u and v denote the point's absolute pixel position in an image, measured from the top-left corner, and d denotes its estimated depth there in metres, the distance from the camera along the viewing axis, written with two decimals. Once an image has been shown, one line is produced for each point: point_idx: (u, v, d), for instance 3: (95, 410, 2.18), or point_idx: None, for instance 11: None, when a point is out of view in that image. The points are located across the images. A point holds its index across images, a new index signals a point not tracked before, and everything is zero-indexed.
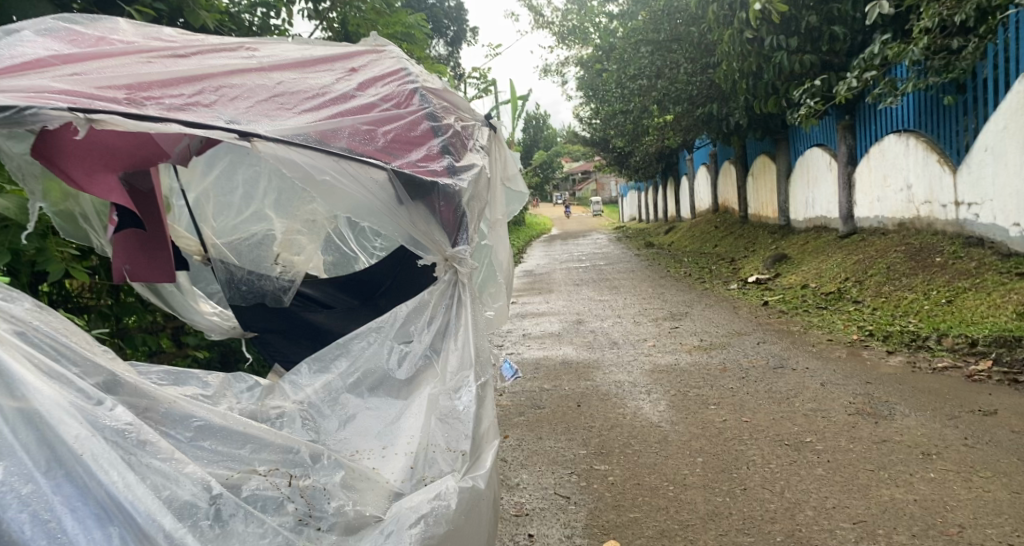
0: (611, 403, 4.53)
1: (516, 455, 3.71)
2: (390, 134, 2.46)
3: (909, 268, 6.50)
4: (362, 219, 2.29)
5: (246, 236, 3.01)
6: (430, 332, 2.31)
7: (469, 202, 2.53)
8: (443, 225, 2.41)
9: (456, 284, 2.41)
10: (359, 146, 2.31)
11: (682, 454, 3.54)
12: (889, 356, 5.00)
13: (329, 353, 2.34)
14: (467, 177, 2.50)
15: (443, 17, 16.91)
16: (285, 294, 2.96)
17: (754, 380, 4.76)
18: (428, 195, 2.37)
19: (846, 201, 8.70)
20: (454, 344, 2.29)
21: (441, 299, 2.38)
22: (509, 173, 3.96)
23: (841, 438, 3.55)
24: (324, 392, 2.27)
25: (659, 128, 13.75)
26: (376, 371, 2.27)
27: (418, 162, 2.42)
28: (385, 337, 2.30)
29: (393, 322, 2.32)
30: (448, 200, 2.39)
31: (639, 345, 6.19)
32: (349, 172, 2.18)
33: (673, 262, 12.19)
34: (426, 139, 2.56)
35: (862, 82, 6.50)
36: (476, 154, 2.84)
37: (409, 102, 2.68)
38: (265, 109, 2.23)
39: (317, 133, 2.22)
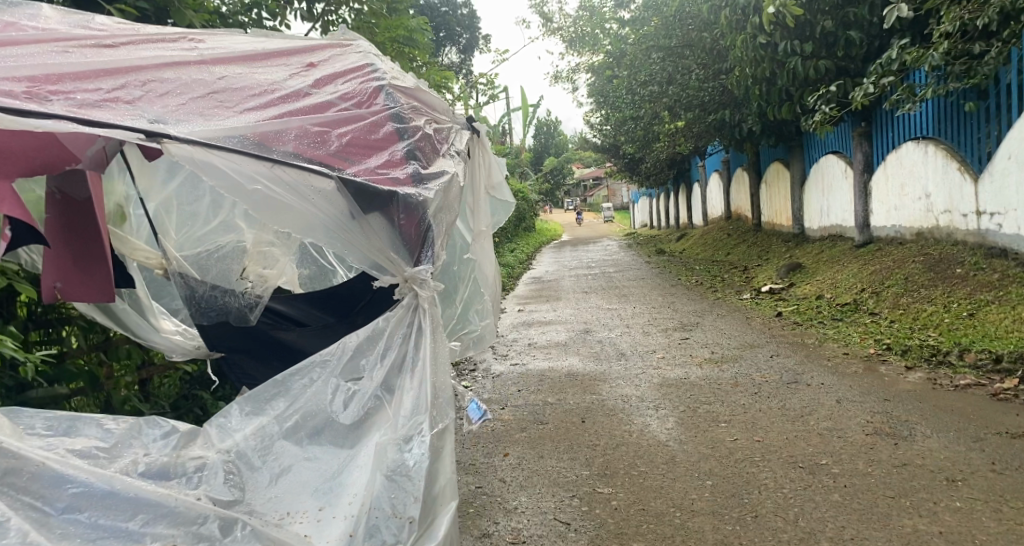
0: (617, 419, 4.35)
1: (516, 475, 3.54)
2: (346, 137, 2.32)
3: (928, 280, 6.29)
4: (305, 235, 2.15)
5: (212, 248, 2.74)
6: (383, 368, 2.15)
7: (437, 214, 2.34)
8: (401, 241, 2.23)
9: (415, 309, 2.23)
10: (308, 150, 2.17)
11: (690, 477, 3.35)
12: (908, 372, 4.79)
13: (267, 390, 2.13)
14: (433, 186, 2.34)
15: (455, 25, 16.86)
16: (251, 312, 2.64)
17: (767, 396, 4.56)
18: (387, 206, 2.18)
19: (861, 210, 8.47)
20: (410, 383, 2.13)
21: (398, 328, 2.21)
22: (494, 182, 3.85)
23: (859, 461, 3.35)
24: (257, 436, 2.06)
25: (670, 134, 13.58)
26: (320, 411, 2.09)
27: (378, 169, 2.27)
28: (330, 373, 2.13)
29: (340, 355, 2.15)
30: (409, 212, 2.21)
31: (648, 357, 6.01)
32: (284, 182, 2.04)
33: (685, 270, 12.00)
34: (388, 143, 2.43)
35: (878, 89, 6.31)
36: (448, 159, 2.73)
37: (374, 101, 2.58)
38: (198, 107, 2.12)
39: (257, 135, 2.09)
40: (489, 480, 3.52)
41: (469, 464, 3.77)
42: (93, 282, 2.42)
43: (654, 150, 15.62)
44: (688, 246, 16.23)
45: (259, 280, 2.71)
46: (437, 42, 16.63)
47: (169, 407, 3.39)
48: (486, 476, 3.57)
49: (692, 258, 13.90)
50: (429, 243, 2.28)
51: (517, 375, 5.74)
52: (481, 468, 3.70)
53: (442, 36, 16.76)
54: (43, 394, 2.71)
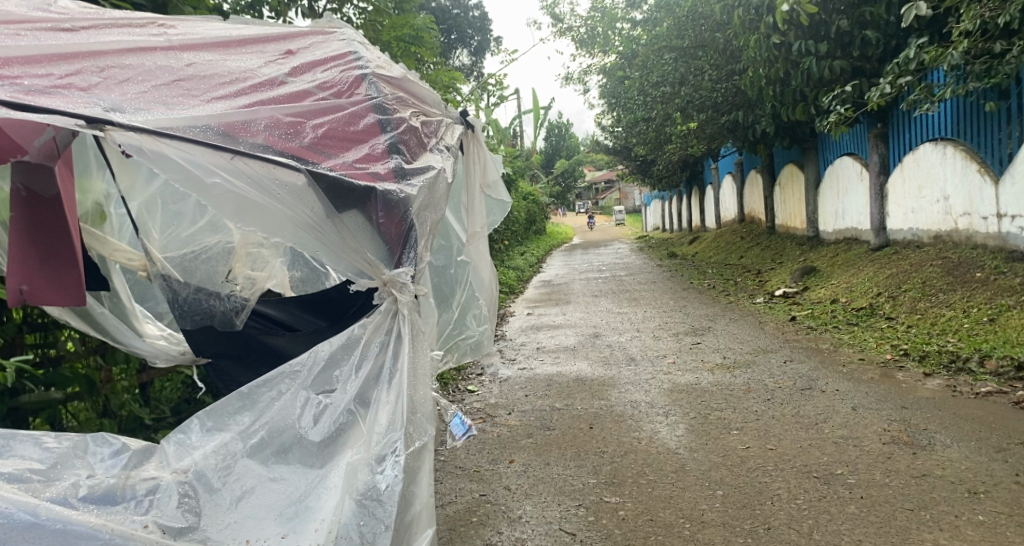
0: (625, 425, 4.25)
1: (520, 483, 3.45)
2: (324, 129, 2.26)
3: (947, 284, 6.14)
4: (272, 230, 2.07)
5: (199, 249, 2.62)
6: (358, 380, 2.06)
7: (421, 212, 2.26)
8: (379, 241, 2.16)
9: (393, 313, 2.14)
10: (279, 141, 2.10)
11: (700, 486, 3.25)
12: (926, 378, 4.65)
13: (230, 403, 2.05)
14: (416, 181, 2.28)
15: (467, 27, 16.83)
16: (238, 317, 2.54)
17: (780, 403, 4.45)
18: (364, 202, 2.11)
19: (877, 213, 8.31)
20: (387, 396, 2.04)
21: (376, 335, 2.13)
22: (489, 180, 3.76)
23: (876, 471, 3.22)
24: (219, 455, 1.98)
25: (682, 136, 13.44)
26: (288, 425, 2.00)
27: (355, 164, 2.20)
28: (301, 384, 2.05)
29: (312, 367, 2.07)
30: (389, 210, 2.14)
31: (658, 362, 5.90)
32: (246, 174, 1.96)
33: (697, 274, 11.87)
34: (370, 137, 2.37)
35: (895, 89, 6.16)
36: (434, 153, 2.67)
37: (355, 90, 2.52)
38: (161, 95, 2.05)
39: (224, 125, 2.02)
40: (494, 488, 3.44)
41: (473, 471, 3.69)
42: (60, 284, 2.29)
43: (666, 152, 15.48)
44: (700, 249, 16.08)
45: (248, 283, 2.62)
46: (448, 44, 16.59)
47: (168, 410, 3.34)
48: (491, 484, 3.48)
49: (705, 261, 13.76)
50: (412, 243, 2.18)
51: (525, 379, 5.66)
52: (486, 475, 3.62)
53: (453, 38, 16.74)
54: (37, 398, 2.65)
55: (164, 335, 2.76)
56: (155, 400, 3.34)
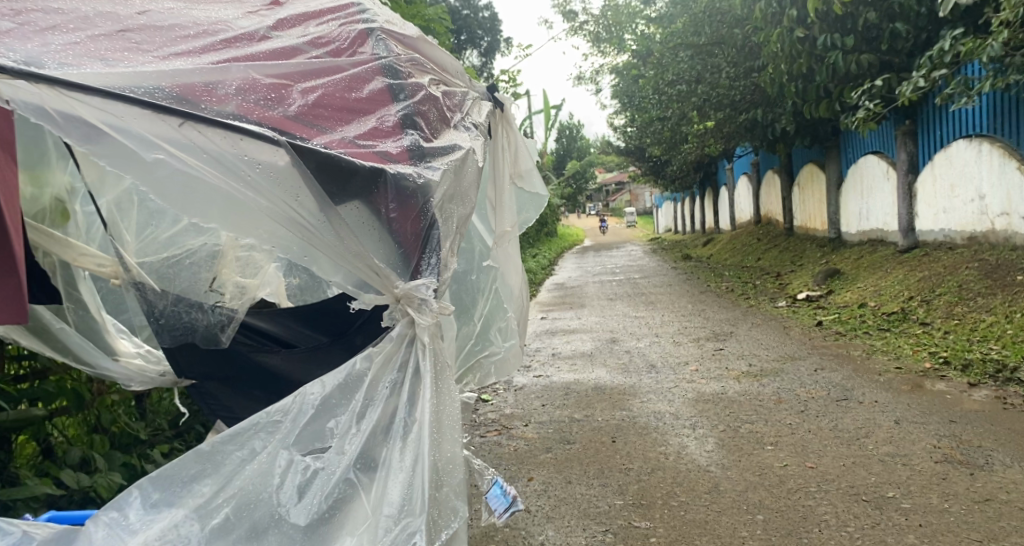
0: (650, 439, 4.00)
1: (541, 505, 3.20)
2: (317, 94, 2.03)
3: (987, 288, 5.85)
4: (238, 226, 1.74)
5: (181, 254, 2.33)
6: (360, 436, 1.72)
7: (442, 204, 2.03)
8: (382, 238, 1.89)
9: (410, 334, 1.83)
10: (256, 108, 1.82)
11: (738, 510, 2.99)
12: (972, 389, 4.39)
13: (188, 466, 1.66)
14: (437, 163, 2.07)
15: (477, 27, 16.63)
16: (222, 333, 2.20)
17: (815, 415, 4.18)
18: (372, 193, 1.86)
19: (905, 213, 7.97)
20: (399, 461, 1.71)
21: (385, 374, 1.81)
22: (521, 170, 3.49)
23: (931, 494, 2.97)
24: (165, 541, 1.57)
25: (698, 136, 13.15)
26: (266, 494, 1.64)
27: (358, 140, 1.95)
28: (285, 435, 1.71)
29: (297, 417, 1.73)
30: (401, 201, 1.89)
31: (680, 369, 5.62)
32: (198, 146, 1.65)
33: (714, 276, 11.58)
34: (375, 108, 2.14)
35: (929, 82, 5.88)
36: (459, 130, 2.47)
37: (358, 48, 2.33)
38: (99, 48, 1.77)
39: (178, 88, 1.73)
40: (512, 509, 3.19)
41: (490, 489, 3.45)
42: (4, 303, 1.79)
43: (681, 152, 15.20)
44: (715, 251, 15.81)
45: (237, 293, 2.32)
46: (457, 45, 16.35)
47: (166, 426, 3.12)
48: None
49: (720, 263, 13.49)
50: (430, 242, 1.95)
51: (540, 388, 5.40)
52: None
53: (463, 39, 16.48)
54: (18, 416, 2.38)
55: (141, 352, 2.46)
56: (152, 412, 3.14)
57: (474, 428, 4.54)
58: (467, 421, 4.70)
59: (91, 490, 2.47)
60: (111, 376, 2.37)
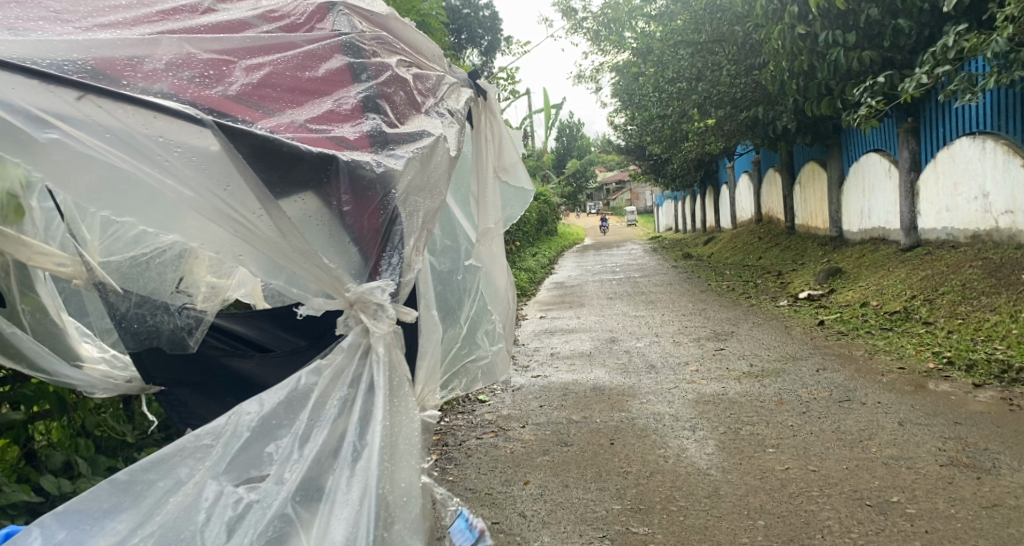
0: (649, 441, 3.92)
1: (537, 510, 3.12)
2: (264, 72, 2.02)
3: (990, 287, 5.77)
4: (149, 214, 1.65)
5: (149, 252, 2.27)
6: (301, 465, 1.66)
7: (405, 195, 1.95)
8: (328, 230, 1.81)
9: (366, 346, 1.77)
10: (191, 87, 1.80)
11: (739, 515, 2.91)
12: (977, 390, 4.31)
13: (102, 499, 1.62)
14: (398, 151, 2.00)
15: (477, 26, 16.57)
16: (189, 337, 2.14)
17: (818, 416, 4.09)
18: (322, 183, 1.80)
19: (908, 211, 7.88)
20: (345, 495, 1.63)
21: (333, 394, 1.74)
22: (505, 164, 3.41)
23: (937, 499, 2.90)
24: None
25: (698, 134, 13.06)
26: (190, 528, 1.59)
27: (308, 124, 1.91)
28: (213, 463, 1.65)
29: (230, 443, 1.67)
30: (353, 190, 1.82)
31: (680, 370, 5.53)
32: (100, 123, 1.58)
33: (714, 275, 11.48)
34: (329, 90, 2.11)
35: (932, 78, 5.79)
36: (434, 118, 2.39)
37: (316, 24, 2.34)
38: (14, 19, 1.76)
39: (97, 61, 1.71)
40: (508, 515, 3.11)
41: (485, 493, 3.37)
42: None
43: (681, 150, 15.12)
44: (716, 249, 15.71)
45: (210, 292, 2.34)
46: (457, 44, 16.27)
47: (153, 428, 3.04)
48: (505, 510, 3.15)
49: (721, 262, 13.39)
50: (392, 239, 1.90)
51: (538, 389, 5.31)
52: (499, 499, 3.29)
53: (463, 38, 16.42)
54: None
55: (106, 357, 2.39)
56: (139, 415, 3.05)
57: (470, 429, 4.46)
58: (463, 423, 4.61)
59: (73, 495, 2.40)
60: (71, 382, 2.26)
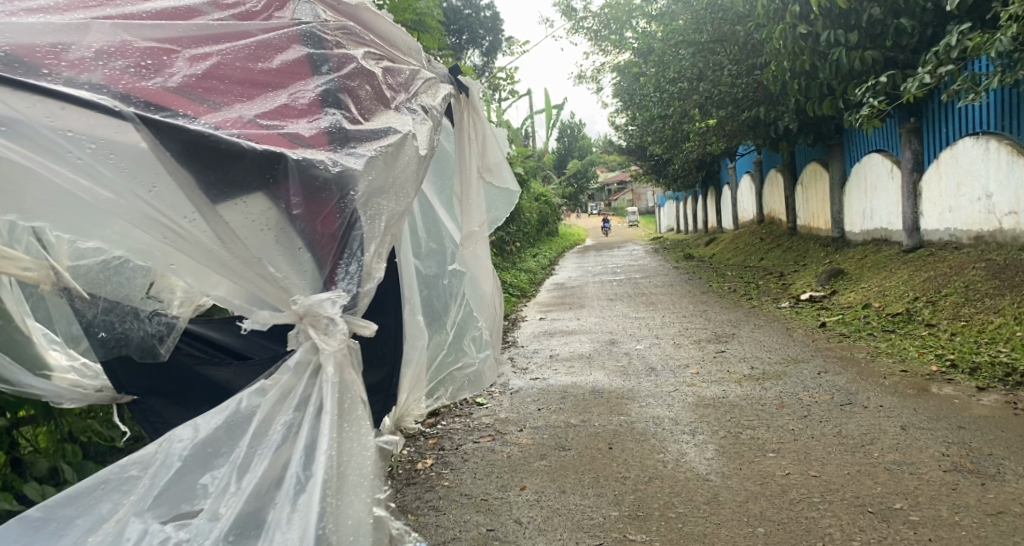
0: (648, 446, 3.87)
1: (533, 516, 3.07)
2: (211, 63, 2.12)
3: (994, 288, 5.71)
4: (74, 216, 1.79)
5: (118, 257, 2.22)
6: (239, 496, 1.78)
7: (366, 199, 2.08)
8: (273, 234, 1.92)
9: (317, 365, 1.90)
10: (127, 79, 1.89)
11: (738, 522, 2.86)
12: (980, 394, 4.25)
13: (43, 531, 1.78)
14: (356, 147, 2.14)
15: (479, 26, 16.50)
16: (160, 345, 2.15)
17: (819, 420, 4.04)
18: (270, 181, 1.91)
19: (910, 212, 7.82)
20: (282, 528, 1.74)
21: (276, 426, 1.85)
22: (488, 164, 3.43)
23: (941, 505, 2.84)
24: None
25: (699, 134, 12.99)
26: None
27: (259, 119, 2.03)
28: (139, 496, 1.79)
29: (168, 471, 1.81)
30: (303, 191, 1.93)
31: (680, 372, 5.47)
32: (19, 123, 1.66)
33: (715, 276, 11.41)
34: (284, 82, 2.24)
35: (935, 79, 5.71)
36: (402, 113, 2.56)
37: (274, 12, 2.50)
38: None
39: (18, 49, 1.77)
40: (503, 521, 3.06)
41: (480, 499, 3.31)
42: None
43: (682, 151, 15.05)
44: (718, 250, 15.63)
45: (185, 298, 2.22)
46: (459, 44, 16.20)
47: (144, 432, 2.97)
48: (500, 516, 3.10)
49: (723, 263, 13.32)
50: (349, 243, 2.02)
51: (536, 392, 5.25)
52: (494, 504, 3.24)
53: (464, 39, 16.35)
54: None
55: (76, 367, 2.29)
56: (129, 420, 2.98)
57: (466, 433, 4.40)
58: (460, 426, 4.56)
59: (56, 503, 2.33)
60: (35, 393, 2.12)
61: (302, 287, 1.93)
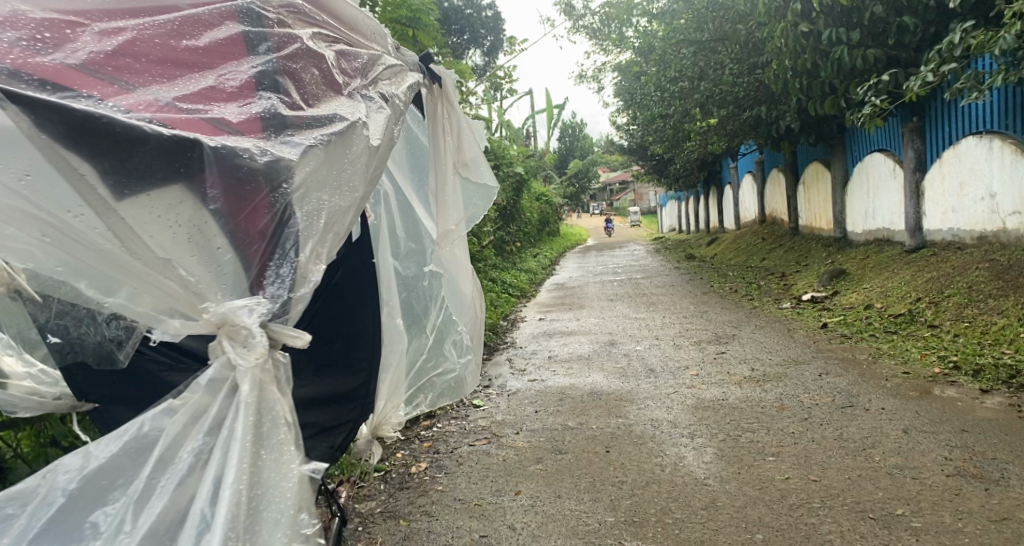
0: (646, 449, 3.80)
1: (528, 522, 3.00)
2: (125, 39, 1.94)
3: (997, 288, 5.64)
4: None
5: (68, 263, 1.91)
6: (134, 532, 1.68)
7: (302, 187, 1.97)
8: (185, 233, 1.78)
9: (233, 382, 1.78)
10: (23, 55, 1.72)
11: (737, 528, 2.79)
12: (984, 396, 4.18)
13: None
14: (293, 135, 2.02)
15: (480, 27, 16.46)
16: (119, 351, 1.98)
17: (820, 423, 3.97)
18: (184, 172, 1.78)
19: (913, 212, 7.75)
20: None
21: (181, 454, 1.75)
22: (465, 158, 3.29)
23: (944, 512, 2.78)
24: None
25: (701, 134, 12.91)
26: None
27: (177, 103, 1.89)
28: (15, 536, 1.71)
29: (53, 503, 1.74)
30: (223, 180, 1.80)
31: (679, 374, 5.41)
32: None
33: (717, 277, 11.34)
34: (215, 63, 2.06)
35: (938, 77, 5.64)
36: (351, 100, 2.41)
37: None
38: None
39: None
40: (496, 527, 3.00)
41: (474, 504, 3.25)
42: None
43: (683, 150, 14.99)
44: (720, 250, 15.56)
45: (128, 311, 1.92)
46: (460, 44, 16.15)
47: None
48: (494, 522, 3.04)
49: (724, 263, 13.25)
50: (283, 242, 1.91)
51: (533, 394, 5.19)
52: (489, 510, 3.18)
53: (465, 38, 16.28)
54: None
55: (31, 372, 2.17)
56: None
57: (462, 436, 4.35)
58: (456, 429, 4.50)
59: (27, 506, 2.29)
60: None
61: (217, 291, 1.80)
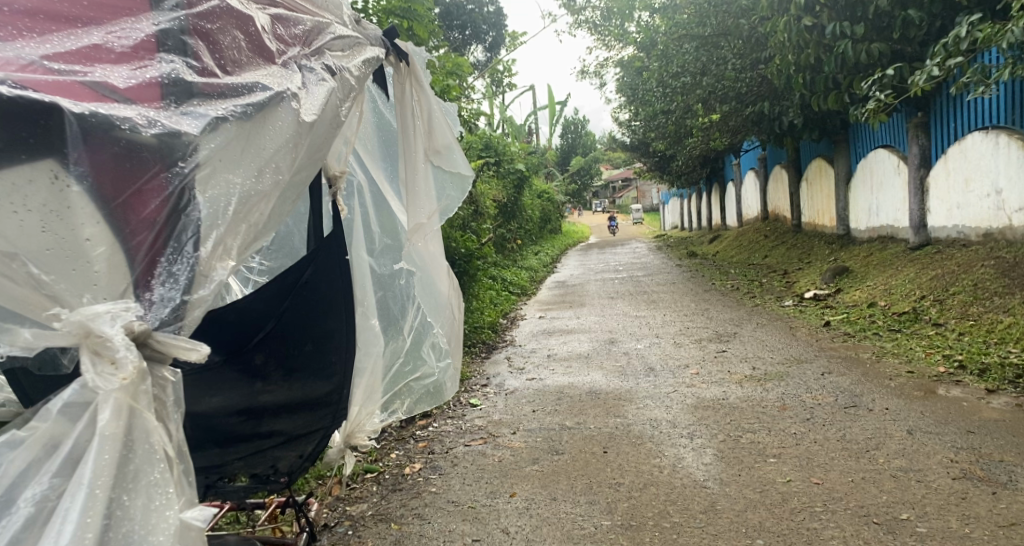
0: (644, 450, 3.73)
1: (521, 526, 2.93)
2: None
3: (1004, 287, 5.52)
4: None
5: None
6: None
7: (203, 167, 1.73)
8: (38, 219, 1.51)
9: (93, 409, 1.55)
10: None
11: (736, 533, 2.71)
12: (990, 396, 4.09)
13: None
14: (200, 106, 1.78)
15: (482, 22, 16.37)
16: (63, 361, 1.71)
17: (822, 423, 3.89)
18: (41, 150, 1.52)
19: (917, 208, 7.66)
20: None
21: (26, 496, 1.49)
22: (438, 145, 3.04)
23: (950, 516, 2.70)
24: None
25: (705, 129, 12.50)
26: None
27: (45, 61, 1.62)
28: None
29: None
30: (93, 158, 1.57)
31: (679, 373, 5.33)
32: None
33: (719, 274, 11.26)
34: (104, 18, 1.81)
35: (944, 71, 5.54)
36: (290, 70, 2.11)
37: None
38: None
39: None
40: (489, 531, 2.92)
41: (467, 507, 3.18)
42: None
43: (684, 147, 14.88)
44: (721, 248, 15.49)
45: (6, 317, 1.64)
46: (462, 39, 16.05)
47: None
48: (487, 525, 2.96)
49: (726, 261, 13.17)
50: (179, 234, 1.68)
51: (531, 392, 5.11)
52: (482, 513, 3.10)
53: (467, 35, 16.15)
54: None
55: None
56: None
57: (457, 436, 4.27)
58: (452, 428, 4.42)
59: None
60: None
61: (80, 294, 1.54)
